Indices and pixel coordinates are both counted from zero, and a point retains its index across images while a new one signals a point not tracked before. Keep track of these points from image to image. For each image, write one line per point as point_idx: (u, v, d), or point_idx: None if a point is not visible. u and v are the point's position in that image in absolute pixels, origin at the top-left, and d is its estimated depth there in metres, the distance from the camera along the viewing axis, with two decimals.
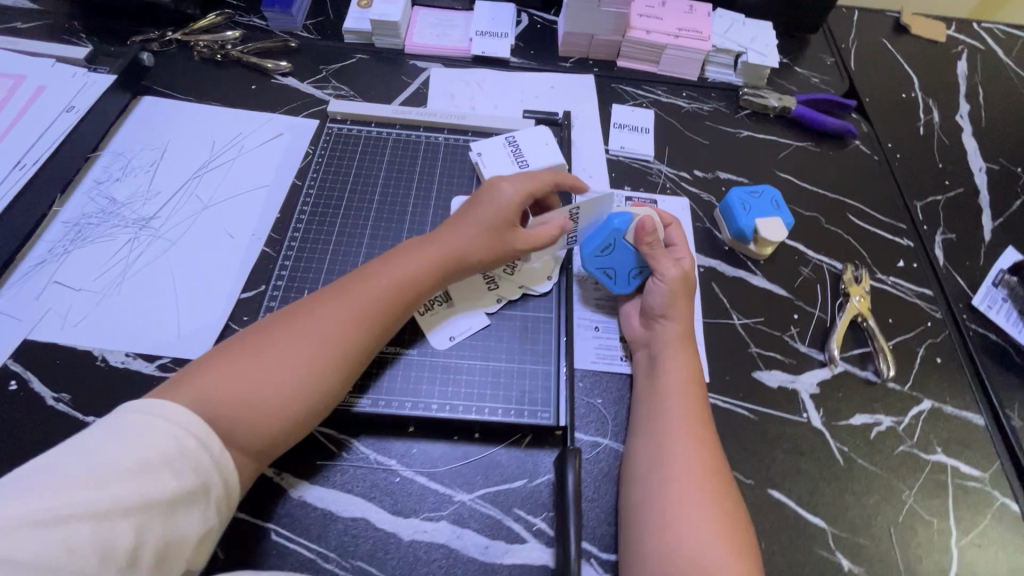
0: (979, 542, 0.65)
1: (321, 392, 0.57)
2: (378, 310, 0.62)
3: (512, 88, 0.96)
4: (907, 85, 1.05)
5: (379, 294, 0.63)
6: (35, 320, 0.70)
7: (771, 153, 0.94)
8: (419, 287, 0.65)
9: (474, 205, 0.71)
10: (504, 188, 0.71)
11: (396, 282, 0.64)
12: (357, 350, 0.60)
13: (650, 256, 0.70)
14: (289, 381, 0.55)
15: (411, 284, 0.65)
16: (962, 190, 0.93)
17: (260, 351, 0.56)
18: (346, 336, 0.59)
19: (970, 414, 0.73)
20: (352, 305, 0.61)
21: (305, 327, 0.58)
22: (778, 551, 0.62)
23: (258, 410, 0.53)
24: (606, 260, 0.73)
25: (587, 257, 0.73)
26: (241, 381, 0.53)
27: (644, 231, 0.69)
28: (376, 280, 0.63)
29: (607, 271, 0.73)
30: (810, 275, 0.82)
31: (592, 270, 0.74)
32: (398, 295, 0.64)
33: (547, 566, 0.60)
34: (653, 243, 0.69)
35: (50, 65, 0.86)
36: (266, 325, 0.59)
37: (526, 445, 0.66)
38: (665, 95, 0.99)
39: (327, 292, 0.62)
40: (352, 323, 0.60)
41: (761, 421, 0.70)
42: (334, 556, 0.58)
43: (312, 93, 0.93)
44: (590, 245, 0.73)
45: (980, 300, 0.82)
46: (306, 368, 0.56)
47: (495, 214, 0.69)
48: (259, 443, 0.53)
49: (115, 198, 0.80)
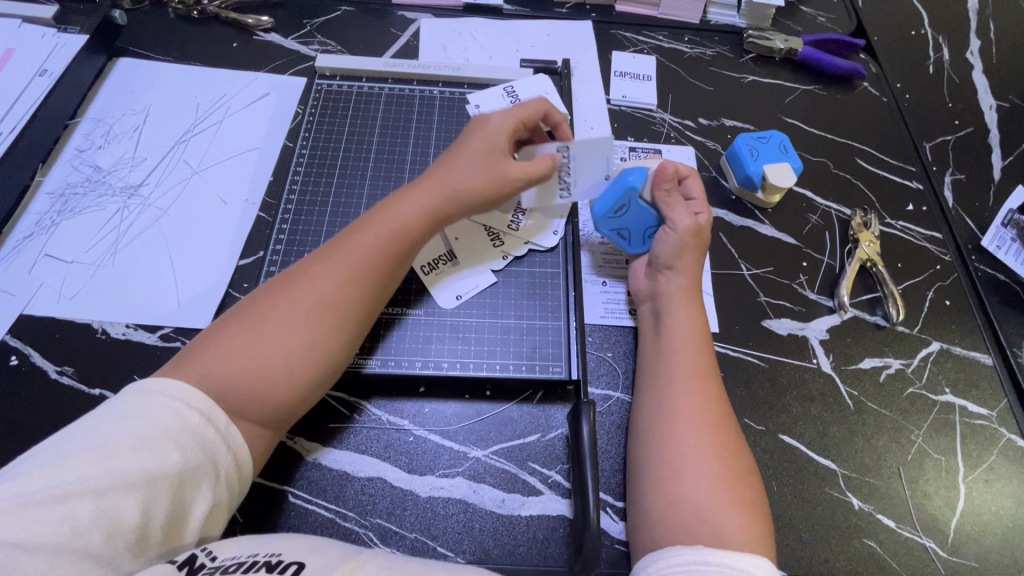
0: (987, 477, 0.66)
1: (327, 358, 0.55)
2: (376, 271, 0.59)
3: (507, 38, 0.92)
4: (916, 22, 1.01)
5: (376, 256, 0.60)
6: (31, 295, 0.68)
7: (777, 97, 0.91)
8: (414, 238, 0.62)
9: (461, 144, 0.67)
10: (491, 122, 0.68)
11: (392, 240, 0.61)
12: (356, 313, 0.57)
13: (670, 209, 0.68)
14: (291, 350, 0.53)
15: (407, 241, 0.62)
16: (972, 130, 0.91)
17: (258, 321, 0.53)
18: (341, 297, 0.56)
19: (978, 354, 0.73)
20: (342, 264, 0.58)
21: (302, 294, 0.55)
22: (790, 492, 0.63)
23: (263, 381, 0.51)
24: (621, 220, 0.70)
25: (601, 220, 0.70)
26: (242, 356, 0.51)
27: (664, 176, 0.68)
28: (365, 238, 0.60)
29: (622, 233, 0.71)
30: (819, 222, 0.80)
31: (605, 232, 0.71)
32: (396, 255, 0.61)
33: (564, 516, 0.60)
34: (669, 193, 0.69)
35: (17, 26, 0.82)
36: (256, 299, 0.56)
37: (538, 401, 0.66)
38: (666, 39, 0.94)
39: (321, 254, 0.59)
40: (350, 285, 0.57)
41: (771, 368, 0.70)
42: (353, 514, 0.59)
43: (297, 49, 0.89)
44: (602, 206, 0.69)
45: (989, 240, 0.81)
46: (308, 335, 0.54)
47: (486, 142, 0.66)
48: (267, 415, 0.52)
49: (100, 166, 0.77)
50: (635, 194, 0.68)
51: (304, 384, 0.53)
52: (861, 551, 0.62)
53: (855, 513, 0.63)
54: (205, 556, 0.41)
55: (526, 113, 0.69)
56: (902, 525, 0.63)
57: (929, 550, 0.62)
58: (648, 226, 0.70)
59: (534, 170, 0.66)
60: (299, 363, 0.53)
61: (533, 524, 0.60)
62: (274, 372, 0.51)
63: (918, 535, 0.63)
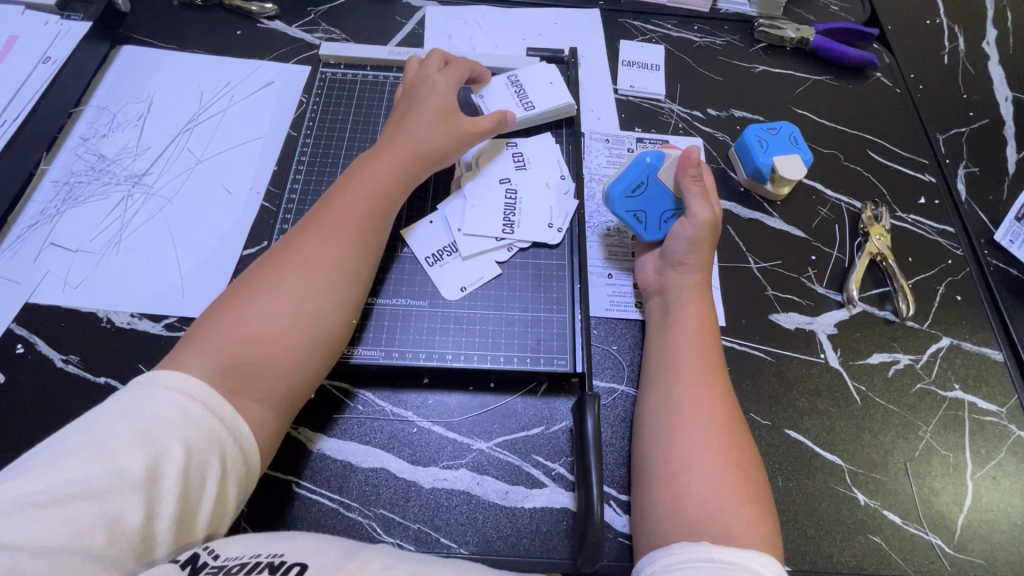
0: (995, 475, 0.66)
1: (320, 314, 0.55)
2: (358, 226, 0.60)
3: (514, 26, 0.90)
4: (931, 11, 0.99)
5: (360, 215, 0.61)
6: (36, 284, 0.68)
7: (788, 88, 0.89)
8: (390, 191, 0.64)
9: (414, 105, 0.70)
10: (436, 83, 0.71)
11: (371, 200, 0.62)
12: (347, 271, 0.58)
13: (689, 194, 0.67)
14: (283, 310, 0.53)
15: (386, 195, 0.63)
16: (986, 122, 0.89)
17: (248, 293, 0.54)
18: (331, 257, 0.57)
19: (988, 350, 0.72)
20: (329, 228, 0.59)
21: (292, 261, 0.56)
22: (795, 487, 0.63)
23: (263, 346, 0.51)
24: (637, 203, 0.70)
25: (616, 199, 0.70)
26: (240, 327, 0.52)
27: (688, 163, 0.68)
28: (347, 202, 0.61)
29: (638, 215, 0.70)
30: (829, 215, 0.79)
31: (621, 214, 0.70)
32: (377, 211, 0.62)
33: (568, 509, 0.60)
34: (693, 178, 0.68)
35: (20, 12, 0.81)
36: (245, 278, 0.56)
37: (542, 394, 0.66)
38: (676, 28, 0.93)
39: (301, 226, 0.60)
40: (336, 245, 0.58)
41: (777, 363, 0.69)
42: (356, 505, 0.59)
43: (302, 37, 0.88)
44: (620, 187, 0.70)
45: (1002, 234, 0.79)
46: (298, 295, 0.54)
47: (437, 102, 0.70)
48: (277, 386, 0.52)
49: (104, 155, 0.77)
50: (654, 173, 0.70)
51: (306, 345, 0.54)
52: (866, 547, 0.61)
53: (861, 509, 0.63)
54: (208, 555, 0.41)
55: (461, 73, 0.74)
56: (909, 521, 0.63)
57: (934, 546, 0.62)
58: (665, 211, 0.70)
59: (485, 126, 0.71)
60: (297, 323, 0.53)
61: (536, 516, 0.60)
62: (271, 333, 0.52)
63: (924, 531, 0.62)
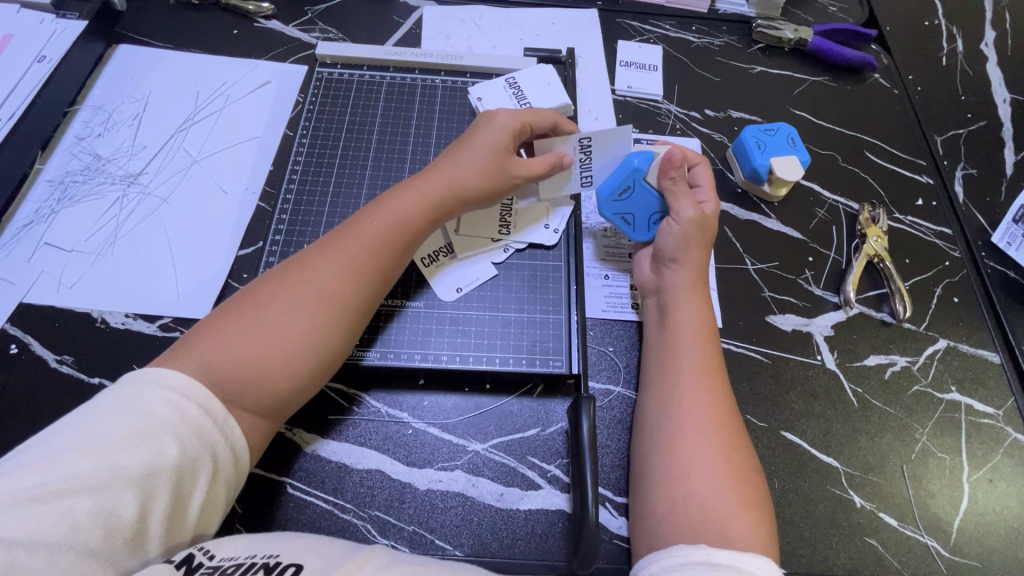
0: (991, 477, 0.66)
1: (324, 346, 0.54)
2: (376, 258, 0.59)
3: (512, 26, 0.90)
4: (930, 12, 0.99)
5: (378, 244, 0.59)
6: (30, 284, 0.68)
7: (786, 89, 0.89)
8: (416, 224, 0.62)
9: (469, 137, 0.68)
10: (498, 118, 0.68)
11: (394, 229, 0.61)
12: (357, 304, 0.57)
13: (672, 195, 0.67)
14: (291, 339, 0.52)
15: (410, 227, 0.62)
16: (984, 124, 0.89)
17: (261, 307, 0.53)
18: (345, 288, 0.56)
19: (985, 352, 0.72)
20: (348, 255, 0.58)
21: (307, 283, 0.55)
22: (791, 489, 0.63)
23: (263, 369, 0.51)
24: (624, 205, 0.70)
25: (603, 203, 0.70)
26: (243, 343, 0.51)
27: (671, 163, 0.67)
28: (370, 228, 0.60)
29: (625, 217, 0.70)
30: (826, 216, 0.79)
31: (609, 217, 0.71)
32: (398, 244, 0.61)
33: (564, 511, 0.60)
34: (675, 178, 0.67)
35: (15, 11, 0.81)
36: (260, 287, 0.56)
37: (538, 395, 0.66)
38: (674, 29, 0.92)
39: (324, 243, 0.59)
40: (351, 274, 0.57)
41: (774, 364, 0.69)
42: (351, 507, 0.59)
43: (299, 37, 0.87)
44: (606, 189, 0.69)
45: (1000, 236, 0.79)
46: (307, 323, 0.53)
47: (491, 139, 0.67)
48: (267, 404, 0.51)
49: (99, 154, 0.77)
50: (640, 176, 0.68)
51: (304, 374, 0.53)
52: (862, 549, 0.61)
53: (857, 511, 0.63)
54: (203, 555, 0.41)
55: (535, 113, 0.70)
56: (905, 524, 0.63)
57: (930, 549, 0.62)
58: (652, 213, 0.69)
59: (539, 169, 0.67)
60: (301, 355, 0.52)
61: (531, 518, 0.60)
62: (273, 360, 0.51)
63: (920, 534, 0.62)
